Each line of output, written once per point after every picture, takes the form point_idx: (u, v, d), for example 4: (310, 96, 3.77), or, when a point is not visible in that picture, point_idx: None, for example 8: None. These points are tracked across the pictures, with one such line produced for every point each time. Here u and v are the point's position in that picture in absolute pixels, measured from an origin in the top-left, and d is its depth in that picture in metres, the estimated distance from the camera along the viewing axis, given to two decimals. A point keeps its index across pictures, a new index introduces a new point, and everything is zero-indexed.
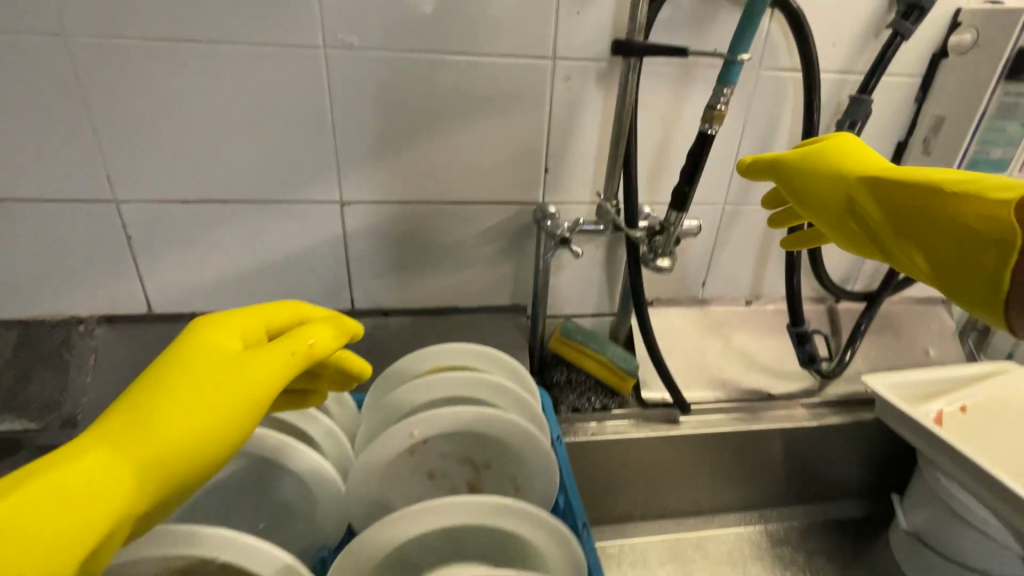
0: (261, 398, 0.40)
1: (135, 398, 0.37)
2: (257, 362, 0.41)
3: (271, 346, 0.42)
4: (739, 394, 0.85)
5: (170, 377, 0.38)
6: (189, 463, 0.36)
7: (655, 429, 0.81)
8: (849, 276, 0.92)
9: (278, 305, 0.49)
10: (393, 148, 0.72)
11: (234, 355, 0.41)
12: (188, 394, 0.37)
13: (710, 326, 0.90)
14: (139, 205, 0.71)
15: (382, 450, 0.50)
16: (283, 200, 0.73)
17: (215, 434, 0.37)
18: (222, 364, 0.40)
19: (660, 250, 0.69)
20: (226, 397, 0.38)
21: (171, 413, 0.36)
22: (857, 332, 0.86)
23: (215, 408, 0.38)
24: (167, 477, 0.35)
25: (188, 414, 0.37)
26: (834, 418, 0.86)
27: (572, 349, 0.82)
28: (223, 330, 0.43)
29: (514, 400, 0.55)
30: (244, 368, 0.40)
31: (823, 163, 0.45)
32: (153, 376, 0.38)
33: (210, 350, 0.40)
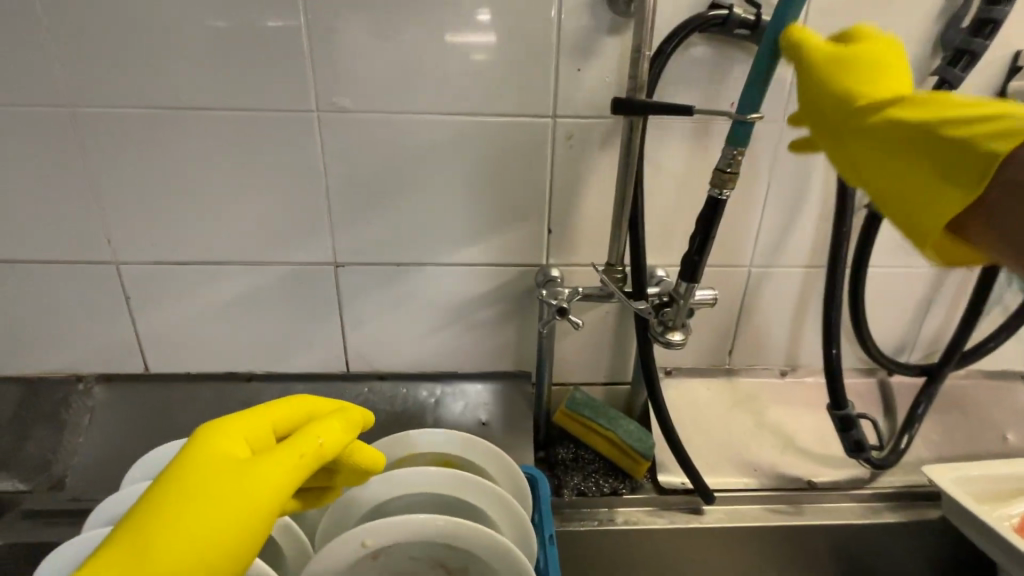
0: (267, 511, 0.38)
1: (137, 518, 0.36)
2: (262, 472, 0.39)
3: (279, 451, 0.40)
4: (774, 482, 0.75)
5: (175, 494, 0.37)
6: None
7: (675, 520, 0.71)
8: (902, 345, 0.81)
9: (288, 400, 0.47)
10: (388, 208, 0.70)
11: (240, 464, 0.39)
12: (191, 515, 0.36)
13: (739, 400, 0.80)
14: (137, 266, 0.71)
15: (336, 555, 0.44)
16: (277, 261, 0.72)
17: (218, 557, 0.36)
18: (228, 475, 0.38)
19: (671, 323, 0.65)
20: (235, 510, 0.37)
21: (171, 541, 0.35)
22: (915, 415, 0.75)
23: (222, 527, 0.37)
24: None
25: (190, 539, 0.36)
26: (892, 517, 0.73)
27: (578, 424, 0.75)
28: (227, 434, 0.41)
29: (491, 498, 0.50)
30: (251, 477, 0.39)
31: (842, 75, 0.48)
32: (155, 494, 0.37)
33: (216, 459, 0.39)
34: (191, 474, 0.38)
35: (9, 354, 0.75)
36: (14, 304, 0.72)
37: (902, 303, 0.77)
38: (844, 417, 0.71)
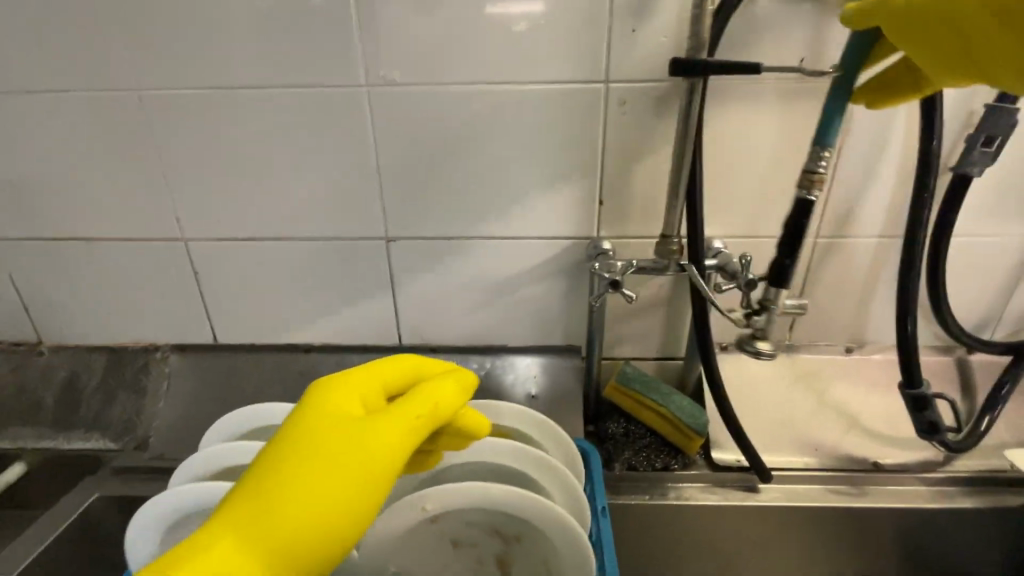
0: (385, 469, 0.40)
1: (263, 470, 0.39)
2: (380, 431, 0.40)
3: (394, 413, 0.42)
4: (836, 462, 0.71)
5: (298, 451, 0.39)
6: (319, 544, 0.37)
7: (729, 497, 0.69)
8: (985, 322, 0.74)
9: (396, 360, 0.48)
10: (438, 182, 0.70)
11: (356, 422, 0.41)
12: (315, 470, 0.38)
13: (799, 377, 0.77)
14: (203, 243, 0.74)
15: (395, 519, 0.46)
16: (331, 236, 0.73)
17: (342, 512, 0.38)
18: (346, 435, 0.40)
19: (761, 331, 0.65)
20: (353, 471, 0.39)
21: (298, 493, 0.37)
22: (998, 396, 0.69)
23: (345, 484, 0.38)
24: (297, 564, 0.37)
25: (315, 492, 0.38)
26: (967, 502, 0.69)
27: (629, 399, 0.74)
28: (340, 393, 0.42)
29: (537, 466, 0.50)
30: (368, 439, 0.40)
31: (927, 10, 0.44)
32: (279, 446, 0.39)
33: (334, 417, 0.41)
34: (310, 429, 0.40)
35: (95, 325, 0.81)
36: (97, 279, 0.78)
37: (987, 275, 0.71)
38: (916, 395, 0.67)
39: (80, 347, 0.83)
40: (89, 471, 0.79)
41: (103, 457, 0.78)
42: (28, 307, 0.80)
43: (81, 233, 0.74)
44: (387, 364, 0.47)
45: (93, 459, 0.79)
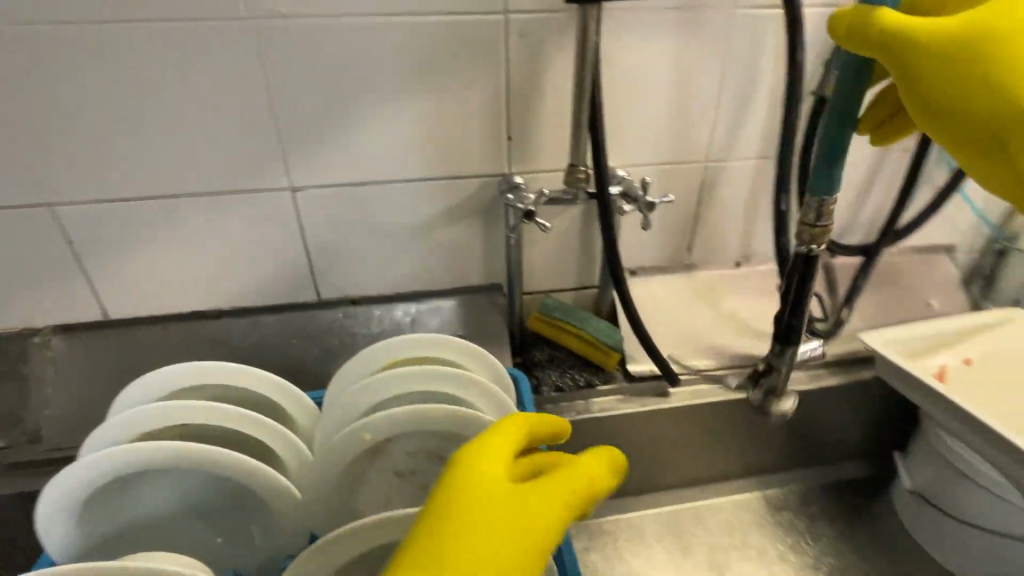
0: (535, 555, 0.35)
1: (427, 543, 0.34)
2: (535, 505, 0.37)
3: (550, 487, 0.38)
4: (732, 361, 0.81)
5: (452, 527, 0.35)
6: None
7: (643, 403, 0.77)
8: (843, 230, 0.87)
9: (514, 418, 0.43)
10: (340, 125, 0.67)
11: (513, 494, 0.37)
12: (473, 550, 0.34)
13: (698, 292, 0.85)
14: (77, 206, 0.67)
15: (342, 455, 0.47)
16: (228, 189, 0.69)
17: None
18: (504, 521, 0.35)
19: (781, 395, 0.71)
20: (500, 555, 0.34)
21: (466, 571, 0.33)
22: (855, 290, 0.82)
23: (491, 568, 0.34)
24: None
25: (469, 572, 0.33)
26: (832, 379, 0.82)
27: (551, 326, 0.79)
28: (493, 454, 0.39)
29: (473, 389, 0.51)
30: (522, 513, 0.36)
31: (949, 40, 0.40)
32: (443, 504, 0.36)
33: (492, 487, 0.37)
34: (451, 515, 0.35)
35: None
36: None
37: (844, 187, 0.82)
38: None
39: None
40: None
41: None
42: None
43: None
44: (509, 424, 0.42)
45: None
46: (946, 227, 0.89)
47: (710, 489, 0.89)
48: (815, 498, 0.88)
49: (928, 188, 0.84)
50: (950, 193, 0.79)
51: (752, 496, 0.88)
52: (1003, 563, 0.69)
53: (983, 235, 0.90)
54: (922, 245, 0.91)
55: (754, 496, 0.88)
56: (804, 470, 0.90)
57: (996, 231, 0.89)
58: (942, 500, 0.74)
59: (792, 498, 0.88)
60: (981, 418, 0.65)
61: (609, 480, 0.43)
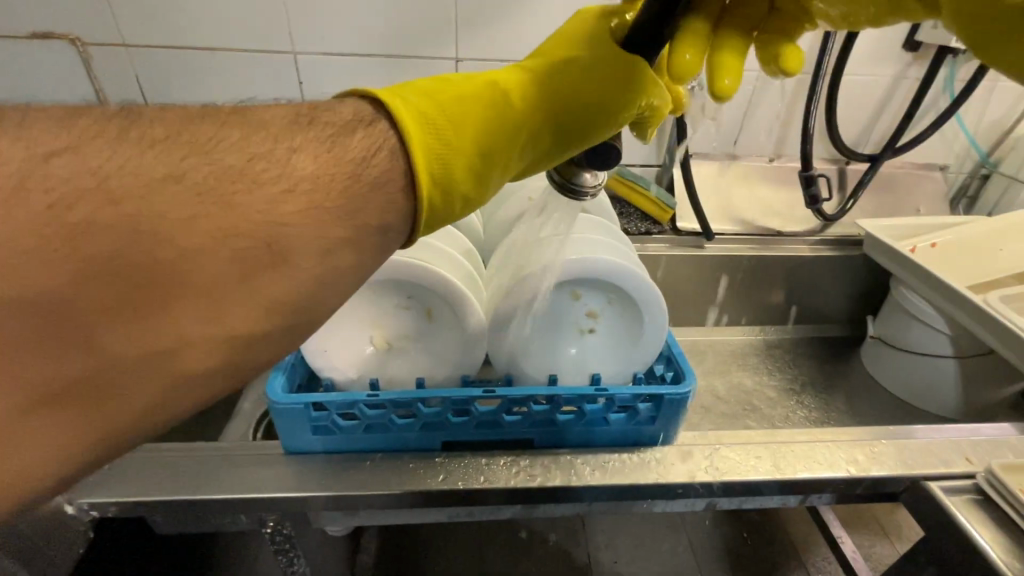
0: (483, 103, 0.48)
1: (421, 98, 0.45)
2: (476, 93, 0.48)
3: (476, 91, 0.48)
4: (755, 229, 1.09)
5: (441, 106, 0.45)
6: (415, 126, 0.42)
7: (684, 249, 1.05)
8: (859, 140, 1.11)
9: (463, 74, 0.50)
10: (502, 13, 0.91)
11: (459, 98, 0.47)
12: (455, 104, 0.46)
13: (739, 175, 1.11)
14: (309, 56, 0.92)
15: (512, 210, 0.75)
16: (409, 55, 0.93)
17: (451, 125, 0.45)
18: (453, 108, 0.46)
19: None
20: (454, 108, 0.46)
21: (466, 101, 0.47)
22: (860, 186, 1.06)
23: (455, 110, 0.46)
24: (435, 117, 0.44)
25: (464, 101, 0.47)
26: (828, 252, 1.09)
27: (625, 187, 1.06)
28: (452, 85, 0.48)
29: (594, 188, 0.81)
30: (464, 101, 0.47)
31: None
32: (425, 99, 0.45)
33: (444, 92, 0.47)
34: (454, 93, 0.47)
35: None
36: (209, 83, 0.93)
37: (865, 105, 1.06)
38: (808, 177, 1.02)
39: None
40: None
41: None
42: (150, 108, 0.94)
43: (206, 42, 0.89)
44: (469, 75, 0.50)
45: None
46: (943, 149, 1.14)
47: (725, 331, 1.17)
48: (802, 344, 1.16)
49: (932, 112, 1.09)
50: (948, 114, 1.02)
51: (755, 338, 1.16)
52: (927, 376, 0.97)
53: (973, 158, 1.16)
54: (921, 164, 1.15)
55: (756, 338, 1.16)
56: (794, 326, 1.18)
57: (983, 156, 1.15)
58: (895, 339, 1.00)
59: (785, 341, 1.16)
60: (926, 269, 0.90)
61: (485, 110, 0.48)
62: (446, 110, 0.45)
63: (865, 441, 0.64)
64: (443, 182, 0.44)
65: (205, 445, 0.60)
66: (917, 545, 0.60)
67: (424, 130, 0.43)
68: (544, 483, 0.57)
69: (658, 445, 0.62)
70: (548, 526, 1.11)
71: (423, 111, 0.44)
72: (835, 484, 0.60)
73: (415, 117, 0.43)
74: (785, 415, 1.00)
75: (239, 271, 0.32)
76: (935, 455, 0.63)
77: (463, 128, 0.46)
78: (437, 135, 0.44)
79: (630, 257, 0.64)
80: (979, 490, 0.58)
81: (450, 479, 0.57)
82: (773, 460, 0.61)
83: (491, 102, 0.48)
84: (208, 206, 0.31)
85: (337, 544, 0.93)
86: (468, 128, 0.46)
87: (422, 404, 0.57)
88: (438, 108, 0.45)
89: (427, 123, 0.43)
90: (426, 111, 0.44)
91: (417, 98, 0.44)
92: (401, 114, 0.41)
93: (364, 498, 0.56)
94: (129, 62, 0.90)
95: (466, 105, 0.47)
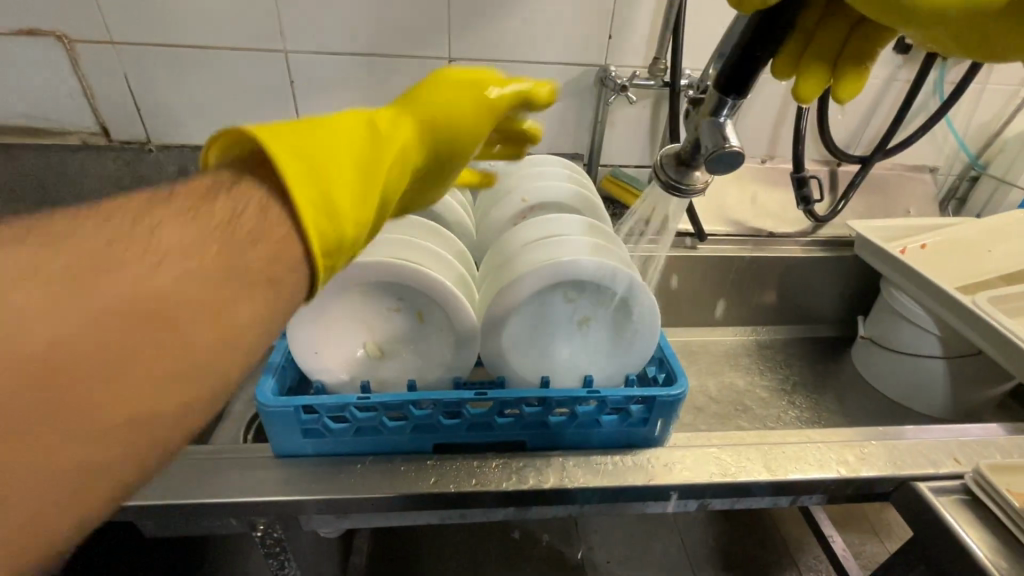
0: (367, 139, 0.46)
1: (292, 136, 0.41)
2: (357, 131, 0.46)
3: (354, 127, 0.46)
4: (747, 230, 1.09)
5: (316, 141, 0.42)
6: (289, 160, 0.38)
7: (677, 250, 1.05)
8: (850, 142, 1.12)
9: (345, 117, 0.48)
10: (495, 13, 0.90)
11: (337, 132, 0.44)
12: (333, 141, 0.43)
13: (731, 176, 1.12)
14: (301, 55, 0.91)
15: (505, 210, 0.75)
16: (402, 54, 0.92)
17: (340, 164, 0.42)
18: (335, 146, 0.43)
19: None
20: (337, 146, 0.43)
21: (348, 138, 0.44)
22: (851, 187, 1.07)
23: (338, 147, 0.43)
24: (308, 153, 0.40)
25: (346, 140, 0.44)
26: (820, 252, 1.09)
27: (618, 187, 1.06)
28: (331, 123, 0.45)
29: (587, 189, 0.81)
30: (340, 136, 0.44)
31: None
32: (295, 135, 0.41)
33: (317, 128, 0.43)
34: (336, 128, 0.45)
35: (196, 121, 0.96)
36: (199, 82, 0.92)
37: (855, 107, 1.07)
38: (799, 178, 1.03)
39: (184, 145, 0.98)
40: None
41: None
42: (139, 107, 0.93)
43: (197, 40, 0.88)
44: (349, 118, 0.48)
45: None
46: (933, 150, 1.15)
47: (718, 331, 1.17)
48: (794, 345, 1.17)
49: (922, 114, 1.10)
50: (938, 117, 1.03)
51: (748, 338, 1.17)
52: (917, 376, 0.98)
53: (962, 160, 1.17)
54: (911, 165, 1.16)
55: (748, 339, 1.17)
56: (786, 326, 1.19)
57: (972, 158, 1.16)
58: (886, 340, 1.01)
59: (777, 341, 1.17)
60: (916, 270, 0.90)
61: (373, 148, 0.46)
62: (325, 147, 0.42)
63: (856, 441, 0.64)
64: (332, 211, 0.38)
65: (196, 449, 0.59)
66: (906, 546, 0.60)
67: (302, 166, 0.39)
68: (536, 485, 0.57)
69: (649, 447, 0.62)
70: (542, 526, 1.11)
71: (294, 147, 0.40)
72: (826, 485, 0.61)
73: (288, 150, 0.39)
74: (777, 415, 1.00)
75: (212, 298, 0.31)
76: (924, 456, 0.63)
77: (352, 166, 0.43)
78: (322, 170, 0.40)
79: (622, 259, 0.64)
80: (968, 491, 0.59)
81: (443, 482, 0.57)
82: (764, 461, 0.61)
83: (371, 136, 0.46)
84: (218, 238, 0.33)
85: (329, 547, 0.93)
86: (356, 167, 0.43)
87: (414, 407, 0.57)
88: (312, 142, 0.41)
89: (311, 162, 0.40)
90: (302, 151, 0.40)
91: (284, 134, 0.40)
92: (275, 148, 0.38)
93: (355, 502, 0.56)
94: (118, 61, 0.89)
95: (352, 143, 0.45)
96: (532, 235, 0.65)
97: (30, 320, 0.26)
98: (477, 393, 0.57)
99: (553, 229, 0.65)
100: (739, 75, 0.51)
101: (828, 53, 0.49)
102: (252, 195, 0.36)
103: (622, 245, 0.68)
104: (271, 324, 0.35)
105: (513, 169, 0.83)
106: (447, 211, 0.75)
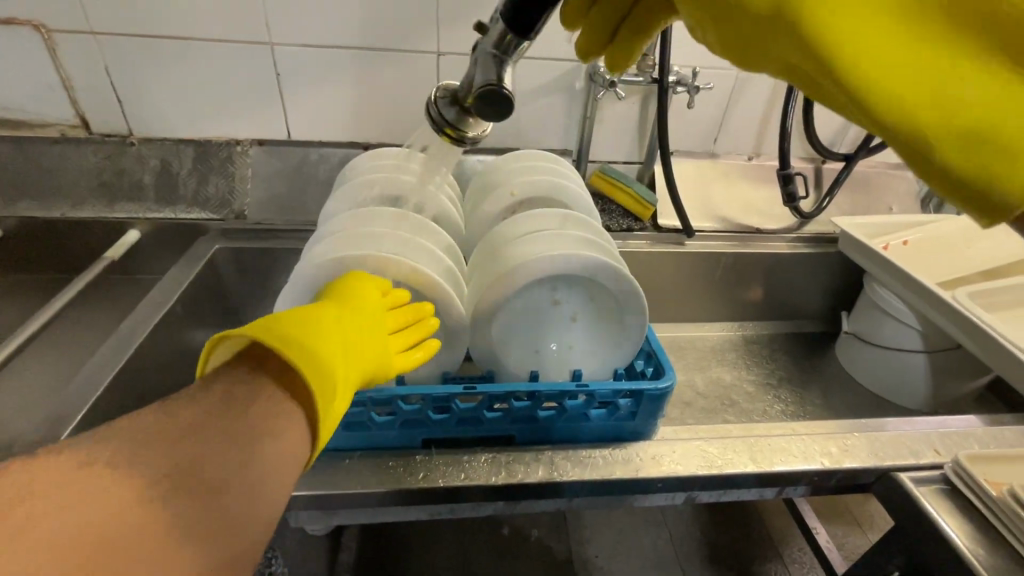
0: (335, 313, 0.50)
1: (272, 322, 0.45)
2: (326, 310, 0.50)
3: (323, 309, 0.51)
4: (734, 226, 1.10)
5: (293, 322, 0.47)
6: (280, 338, 0.43)
7: (666, 246, 1.05)
8: (835, 139, 1.13)
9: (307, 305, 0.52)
10: (484, 7, 0.90)
11: (309, 315, 0.49)
12: (310, 322, 0.48)
13: (718, 173, 1.13)
14: (287, 48, 0.90)
15: (495, 205, 0.75)
16: (390, 48, 0.92)
17: (320, 337, 0.47)
18: (311, 322, 0.47)
19: None
20: (315, 325, 0.48)
21: (318, 317, 0.49)
22: (836, 184, 1.09)
23: (315, 324, 0.48)
24: (292, 329, 0.45)
25: (320, 318, 0.49)
26: (806, 249, 1.10)
27: (606, 183, 1.06)
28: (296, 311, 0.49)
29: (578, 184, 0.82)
30: (313, 317, 0.49)
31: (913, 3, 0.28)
32: (275, 322, 0.46)
33: (292, 316, 0.48)
34: (304, 311, 0.49)
35: (180, 114, 0.94)
36: (184, 74, 0.90)
37: None
38: (785, 175, 1.04)
39: (168, 139, 0.96)
40: (191, 237, 0.96)
41: (208, 225, 0.94)
42: (121, 99, 0.91)
43: (180, 31, 0.86)
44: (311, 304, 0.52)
45: (198, 228, 0.95)
46: None
47: (705, 327, 1.18)
48: (780, 340, 1.18)
49: None
50: None
51: (734, 334, 1.18)
52: (898, 371, 1.00)
53: None
54: (893, 163, 1.18)
55: (734, 334, 1.18)
56: (772, 322, 1.20)
57: None
58: (868, 335, 1.03)
59: (762, 337, 1.18)
60: (898, 266, 0.92)
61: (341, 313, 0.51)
62: (307, 325, 0.47)
63: (839, 433, 0.65)
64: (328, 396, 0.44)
65: None
66: (887, 535, 0.61)
67: (294, 342, 0.44)
68: (525, 479, 0.57)
69: (637, 440, 0.63)
70: (531, 522, 1.11)
71: (279, 327, 0.44)
72: (810, 476, 0.62)
73: (279, 332, 0.44)
74: (762, 410, 1.01)
75: (198, 487, 0.33)
76: (905, 446, 0.65)
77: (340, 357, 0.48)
78: (309, 341, 0.45)
79: (611, 254, 0.64)
80: (947, 481, 0.60)
81: (431, 477, 0.57)
82: (750, 453, 0.62)
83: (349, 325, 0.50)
84: (233, 401, 0.39)
85: (316, 545, 0.92)
86: (332, 339, 0.48)
87: (402, 402, 0.57)
88: (285, 323, 0.46)
89: (297, 336, 0.45)
90: (286, 330, 0.45)
91: (265, 323, 0.45)
92: (269, 336, 0.42)
93: (344, 497, 0.55)
94: (99, 52, 0.87)
95: (319, 318, 0.49)
96: (521, 228, 0.65)
97: (42, 490, 0.28)
98: (466, 387, 0.57)
99: (542, 223, 0.65)
100: (532, 18, 0.47)
101: (612, 16, 0.50)
102: (238, 394, 0.39)
103: (612, 240, 0.69)
104: (276, 470, 0.38)
105: (503, 164, 0.83)
106: (436, 206, 0.74)
